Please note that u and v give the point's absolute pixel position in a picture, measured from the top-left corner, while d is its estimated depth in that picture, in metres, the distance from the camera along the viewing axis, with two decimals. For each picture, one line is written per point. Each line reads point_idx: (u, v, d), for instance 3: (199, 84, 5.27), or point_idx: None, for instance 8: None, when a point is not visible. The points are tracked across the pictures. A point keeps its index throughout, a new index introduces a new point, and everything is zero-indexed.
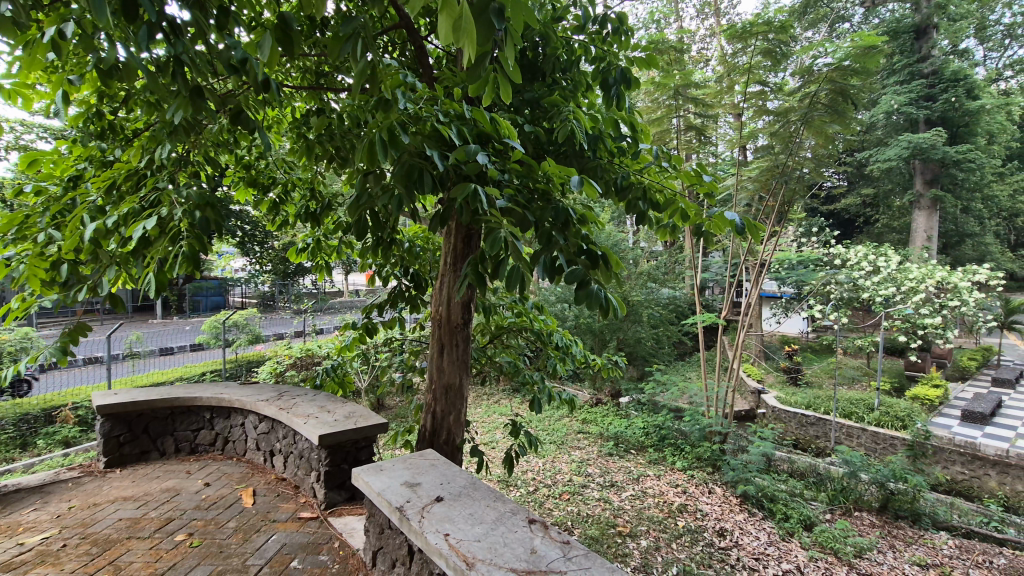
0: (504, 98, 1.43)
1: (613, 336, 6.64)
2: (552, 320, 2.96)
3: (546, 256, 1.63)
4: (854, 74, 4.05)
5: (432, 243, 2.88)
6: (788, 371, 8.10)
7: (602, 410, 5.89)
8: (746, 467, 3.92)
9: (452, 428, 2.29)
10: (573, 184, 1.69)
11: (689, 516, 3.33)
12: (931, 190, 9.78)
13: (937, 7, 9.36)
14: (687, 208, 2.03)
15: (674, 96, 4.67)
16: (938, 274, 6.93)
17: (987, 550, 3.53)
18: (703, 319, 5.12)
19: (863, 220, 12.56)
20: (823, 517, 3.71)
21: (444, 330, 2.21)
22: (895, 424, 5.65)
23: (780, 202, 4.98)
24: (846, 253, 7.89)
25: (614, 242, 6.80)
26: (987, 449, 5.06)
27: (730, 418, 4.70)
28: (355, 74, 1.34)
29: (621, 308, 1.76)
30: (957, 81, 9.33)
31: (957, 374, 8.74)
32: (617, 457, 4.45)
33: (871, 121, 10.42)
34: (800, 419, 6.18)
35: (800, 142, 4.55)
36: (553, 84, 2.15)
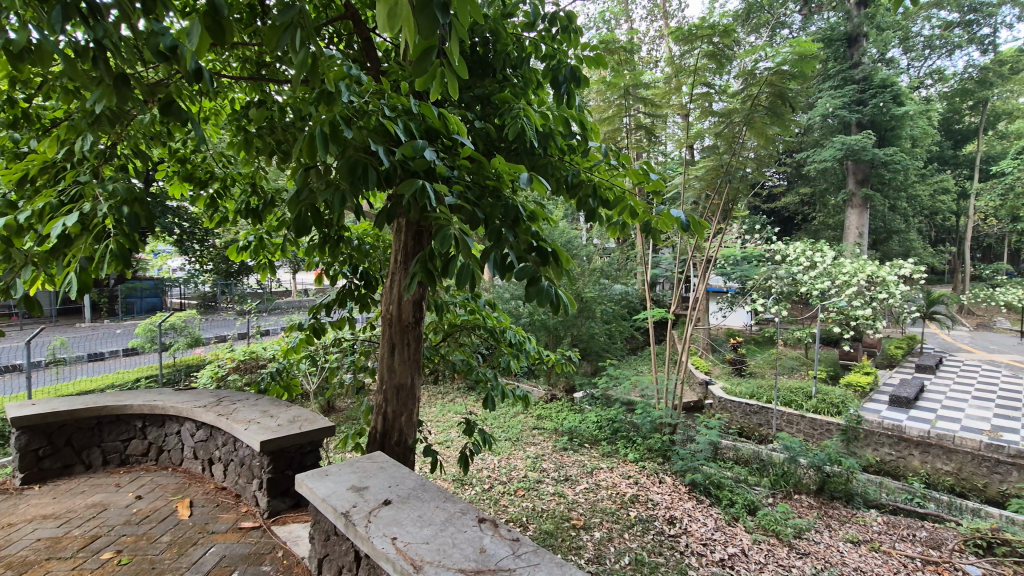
0: (451, 94, 1.41)
1: (566, 332, 6.72)
2: (505, 317, 2.96)
3: (496, 253, 1.61)
4: (792, 79, 4.23)
5: (383, 240, 2.82)
6: (734, 363, 8.45)
7: (557, 405, 5.95)
8: (694, 456, 4.06)
9: (404, 428, 2.25)
10: (522, 180, 1.68)
11: (640, 506, 3.41)
12: (862, 189, 10.42)
13: (866, 17, 9.96)
14: (636, 206, 2.08)
15: (623, 95, 4.76)
16: (869, 268, 7.38)
17: (910, 525, 3.80)
18: (654, 314, 5.26)
19: (801, 218, 13.24)
20: (766, 501, 3.89)
21: (395, 329, 2.17)
22: (830, 410, 5.99)
23: (724, 200, 5.17)
24: (785, 249, 8.28)
25: (567, 239, 6.88)
26: (911, 431, 5.45)
27: (679, 410, 4.85)
28: (293, 65, 1.28)
29: (571, 305, 1.77)
30: (885, 88, 9.97)
31: (885, 362, 9.36)
32: (570, 452, 4.51)
33: (808, 123, 10.97)
34: (745, 408, 6.45)
35: (743, 142, 4.73)
36: (504, 81, 2.14)
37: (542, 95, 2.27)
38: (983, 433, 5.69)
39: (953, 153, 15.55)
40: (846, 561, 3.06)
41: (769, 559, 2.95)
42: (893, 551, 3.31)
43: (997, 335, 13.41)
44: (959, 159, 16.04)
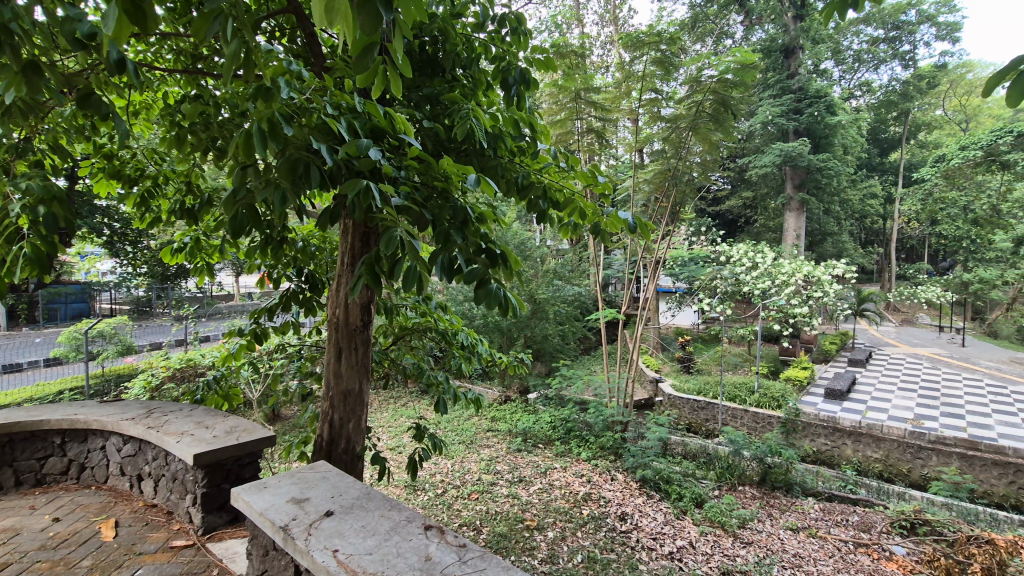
0: (396, 92, 1.38)
1: (520, 333, 6.74)
2: (456, 319, 2.93)
3: (444, 255, 1.59)
4: (734, 87, 4.40)
5: (330, 242, 2.73)
6: (682, 361, 8.72)
7: (511, 407, 5.96)
8: (644, 453, 4.16)
9: (351, 435, 2.19)
10: (470, 182, 1.66)
11: (593, 505, 3.46)
12: (799, 194, 11.03)
13: (802, 30, 10.52)
14: (585, 207, 2.12)
15: (574, 99, 4.83)
16: (806, 268, 7.77)
17: (844, 511, 4.03)
18: (605, 314, 5.35)
19: (744, 221, 13.82)
20: (712, 493, 4.02)
21: (341, 334, 2.10)
22: (771, 404, 6.29)
23: (672, 203, 5.33)
24: (730, 250, 8.61)
25: (521, 241, 6.91)
26: (845, 422, 5.78)
27: (629, 408, 4.96)
28: (225, 58, 1.22)
29: (521, 306, 1.77)
30: (819, 98, 10.56)
31: (821, 357, 9.89)
32: (524, 453, 4.52)
33: (750, 130, 11.48)
34: (692, 404, 6.67)
35: (688, 147, 4.90)
36: (454, 81, 2.11)
37: (492, 95, 2.25)
38: (908, 422, 6.11)
39: (880, 160, 16.66)
40: (786, 548, 3.21)
41: (715, 549, 3.05)
42: (828, 536, 3.50)
43: (919, 330, 14.46)
44: (886, 166, 17.19)
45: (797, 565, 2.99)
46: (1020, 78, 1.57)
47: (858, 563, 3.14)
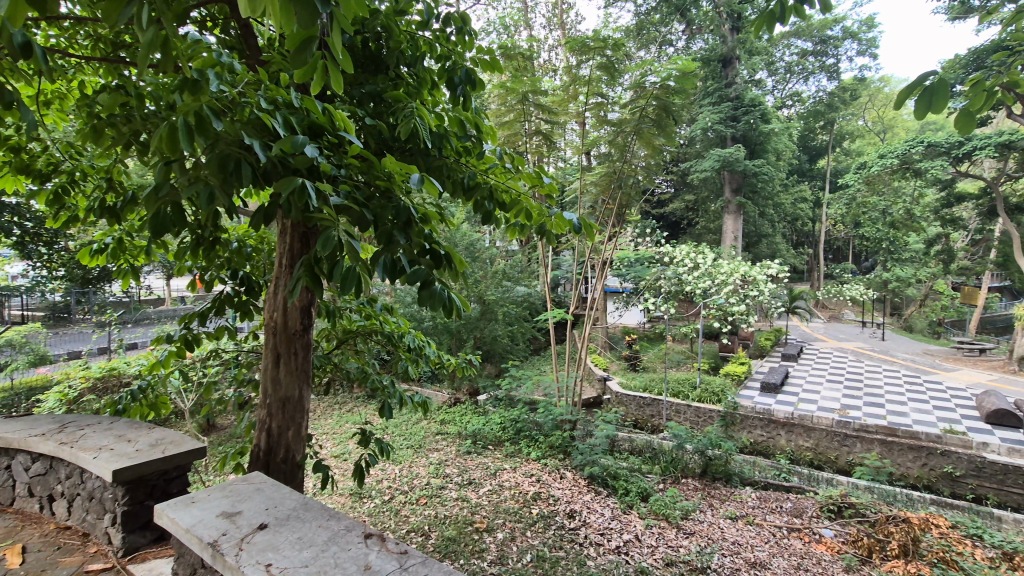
0: (335, 89, 1.33)
1: (470, 335, 6.72)
2: (403, 322, 2.87)
3: (386, 256, 1.55)
4: (675, 94, 4.54)
5: (267, 243, 2.62)
6: (629, 359, 8.95)
7: (460, 409, 5.92)
8: (592, 450, 4.23)
9: (291, 444, 2.10)
10: (413, 181, 1.63)
11: (541, 504, 3.48)
12: (736, 198, 11.62)
13: (738, 42, 11.03)
14: (530, 208, 2.14)
15: (521, 101, 4.86)
16: (743, 268, 8.16)
17: (778, 498, 4.25)
18: (554, 314, 5.40)
19: (686, 223, 14.34)
20: (657, 487, 4.13)
21: (279, 338, 2.01)
22: (711, 399, 6.57)
23: (618, 204, 5.46)
24: (673, 251, 8.91)
25: (470, 242, 6.86)
26: (779, 414, 6.09)
27: (578, 406, 5.05)
28: (142, 46, 1.13)
29: (465, 308, 1.76)
30: (754, 107, 11.11)
31: (757, 352, 10.41)
32: (474, 455, 4.50)
33: (691, 136, 11.92)
34: (638, 401, 6.85)
35: (632, 151, 5.02)
36: (397, 79, 2.06)
37: (438, 95, 2.23)
38: (835, 412, 6.53)
39: (810, 166, 17.74)
40: (725, 536, 3.35)
41: (659, 541, 3.14)
42: (765, 523, 3.67)
43: (845, 326, 15.49)
44: (814, 172, 18.29)
45: (736, 552, 3.13)
46: (926, 93, 1.71)
47: (791, 547, 3.31)
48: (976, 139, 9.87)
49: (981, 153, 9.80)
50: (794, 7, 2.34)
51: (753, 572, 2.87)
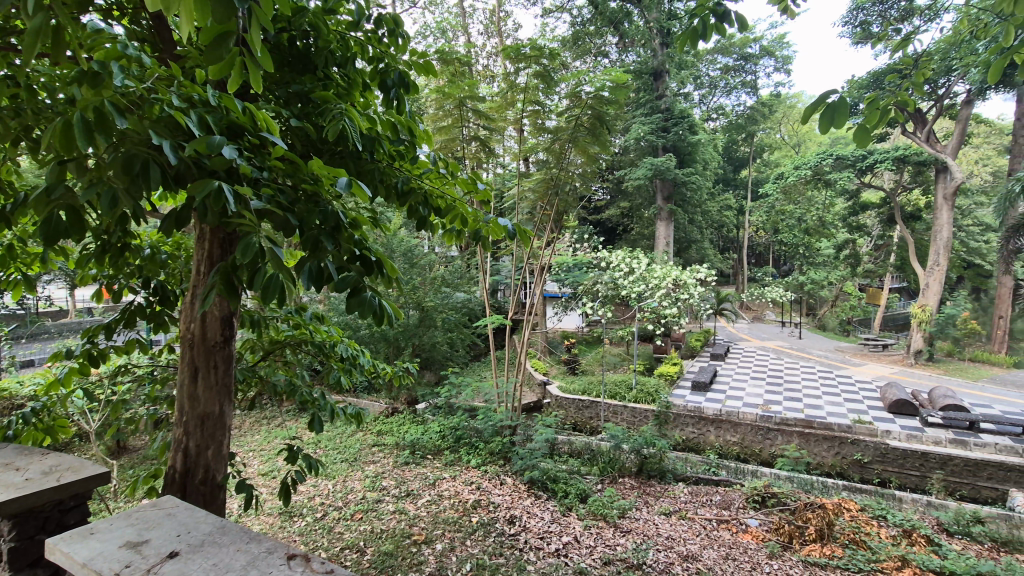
0: (255, 88, 1.26)
1: (408, 343, 6.59)
2: (336, 331, 2.76)
3: (312, 263, 1.47)
4: (609, 104, 4.67)
5: (185, 249, 2.45)
6: (567, 363, 9.12)
7: (398, 419, 5.79)
8: (532, 454, 4.25)
9: (210, 464, 1.93)
10: (342, 185, 1.57)
11: (481, 511, 3.46)
12: (667, 205, 12.17)
13: (668, 57, 11.48)
14: (465, 214, 2.13)
15: (459, 106, 4.85)
16: (674, 273, 8.52)
17: (708, 491, 4.45)
18: (493, 321, 5.39)
19: (622, 229, 14.83)
20: (595, 487, 4.21)
21: (197, 351, 1.85)
22: (646, 399, 6.82)
23: (555, 211, 5.55)
24: (609, 257, 9.16)
25: (407, 248, 6.75)
26: (709, 411, 6.38)
27: (518, 411, 5.08)
28: (26, 35, 1.01)
29: (397, 315, 1.71)
30: (682, 119, 11.69)
31: (688, 353, 10.90)
32: (412, 465, 4.41)
33: (625, 145, 12.36)
34: (578, 403, 6.97)
35: (569, 158, 5.12)
36: (326, 79, 1.97)
37: (371, 97, 2.16)
38: (759, 408, 6.94)
39: (734, 176, 18.87)
40: (659, 532, 3.46)
41: (597, 541, 3.19)
42: (696, 516, 3.83)
43: (767, 326, 16.53)
44: (738, 182, 19.45)
45: (669, 546, 3.23)
46: (829, 110, 1.84)
47: (720, 538, 3.46)
48: (877, 153, 10.84)
49: (881, 166, 10.78)
50: (714, 25, 2.49)
51: (686, 565, 2.98)
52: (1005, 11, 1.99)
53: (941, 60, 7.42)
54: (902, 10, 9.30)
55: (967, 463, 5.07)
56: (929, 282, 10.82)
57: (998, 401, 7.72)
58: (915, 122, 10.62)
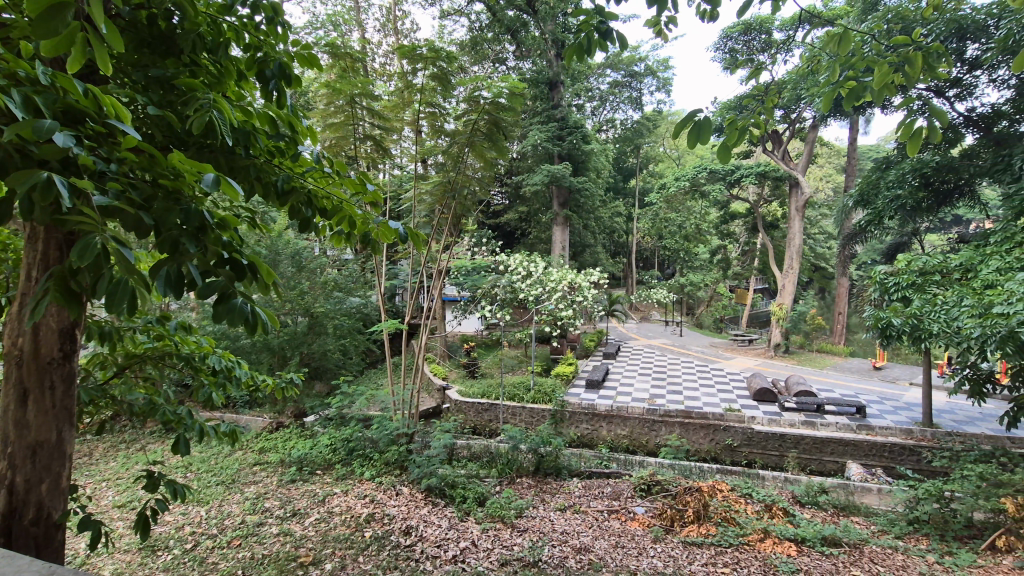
0: (98, 70, 1.08)
1: (295, 352, 6.19)
2: (206, 341, 2.49)
3: (170, 266, 1.28)
4: (505, 110, 4.71)
5: (12, 251, 2.08)
6: (467, 366, 9.13)
7: (284, 434, 5.41)
8: (430, 461, 4.18)
9: (44, 501, 1.57)
10: (207, 182, 1.41)
11: (376, 525, 3.33)
12: (563, 211, 12.66)
13: (562, 68, 11.94)
14: (353, 216, 2.03)
15: (350, 103, 4.65)
16: (570, 276, 8.84)
17: (600, 484, 4.66)
18: (387, 326, 5.20)
19: (520, 233, 15.17)
20: (493, 489, 4.23)
21: (25, 370, 1.50)
22: (543, 399, 7.01)
23: (453, 213, 5.50)
24: (508, 260, 9.29)
25: (295, 251, 6.33)
26: (601, 408, 6.71)
27: (415, 418, 4.97)
28: None
29: (274, 323, 1.56)
30: (576, 128, 12.24)
31: (583, 353, 11.39)
32: (300, 482, 4.14)
33: (523, 151, 12.62)
34: (477, 407, 6.98)
35: (466, 162, 5.08)
36: (192, 65, 1.74)
37: (248, 88, 1.97)
38: (646, 402, 7.44)
39: (624, 184, 20.10)
40: (555, 528, 3.55)
41: (495, 543, 3.20)
42: (589, 509, 4.00)
43: (653, 325, 17.80)
44: (627, 190, 20.73)
45: (563, 541, 3.33)
46: (696, 125, 2.00)
47: (611, 528, 3.64)
48: (743, 168, 12.10)
49: (746, 179, 12.05)
50: (598, 41, 2.62)
51: (579, 557, 3.08)
52: (831, 50, 2.31)
53: (792, 89, 8.47)
54: (762, 42, 10.47)
55: (815, 441, 5.81)
56: (785, 284, 12.27)
57: (839, 386, 8.97)
58: (773, 142, 12.02)
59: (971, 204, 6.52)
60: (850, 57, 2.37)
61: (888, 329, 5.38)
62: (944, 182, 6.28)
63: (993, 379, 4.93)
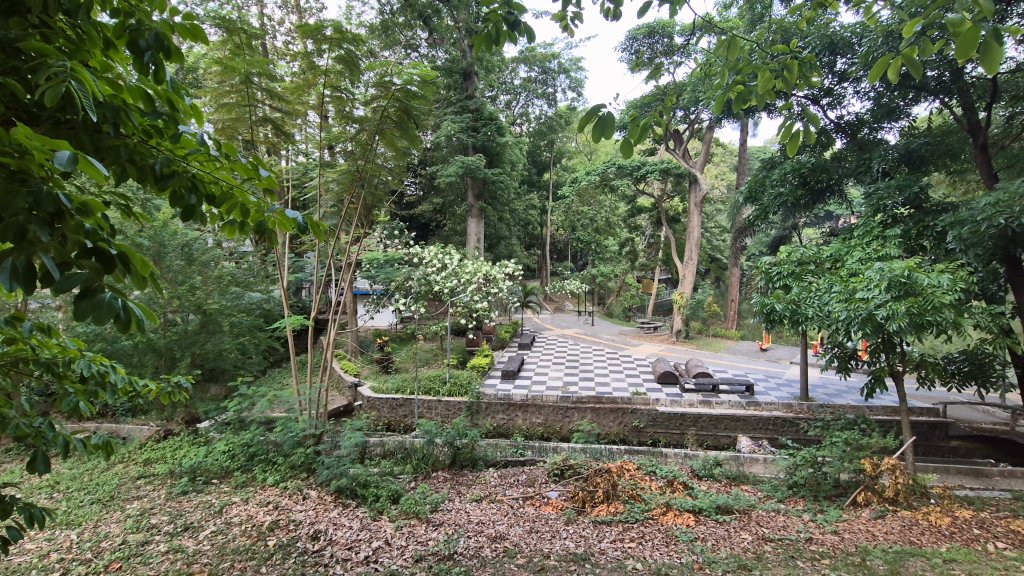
0: None
1: (186, 352, 5.67)
2: (73, 344, 2.18)
3: (16, 258, 1.07)
4: (416, 98, 4.56)
5: None
6: (380, 362, 8.89)
7: (174, 444, 4.96)
8: (339, 462, 4.01)
9: None
10: (64, 160, 1.20)
11: (280, 532, 3.15)
12: (477, 204, 12.64)
13: (475, 60, 11.87)
14: (246, 204, 1.85)
15: (246, 82, 4.29)
16: (485, 268, 8.87)
17: (516, 472, 4.74)
18: (291, 322, 4.89)
19: (435, 225, 14.96)
20: (408, 486, 4.15)
21: None
22: (459, 392, 6.98)
23: (362, 203, 5.28)
24: (422, 252, 9.12)
25: (184, 242, 5.78)
26: (516, 397, 6.84)
27: (323, 418, 4.75)
28: None
29: (152, 321, 1.37)
30: (490, 120, 12.25)
31: (498, 344, 11.50)
32: (193, 494, 3.81)
33: (437, 142, 12.43)
34: (391, 403, 6.84)
35: (375, 150, 4.88)
36: (45, 28, 1.48)
37: (121, 60, 1.71)
38: (559, 390, 7.69)
39: (537, 178, 20.47)
40: (471, 519, 3.55)
41: (409, 540, 3.15)
42: (504, 498, 4.05)
43: (566, 315, 18.35)
44: (541, 184, 21.14)
45: (478, 531, 3.34)
46: (600, 120, 2.05)
47: (525, 514, 3.71)
48: (648, 165, 12.76)
49: (651, 175, 12.72)
50: (507, 32, 2.61)
51: (494, 546, 3.12)
52: (721, 56, 2.47)
53: (690, 91, 9.04)
54: (665, 45, 11.06)
55: (711, 419, 6.33)
56: (686, 274, 13.13)
57: (732, 367, 9.83)
58: (675, 141, 12.78)
59: (839, 202, 7.33)
60: (737, 63, 2.54)
61: (772, 314, 5.93)
62: (818, 182, 7.00)
63: (855, 356, 5.57)
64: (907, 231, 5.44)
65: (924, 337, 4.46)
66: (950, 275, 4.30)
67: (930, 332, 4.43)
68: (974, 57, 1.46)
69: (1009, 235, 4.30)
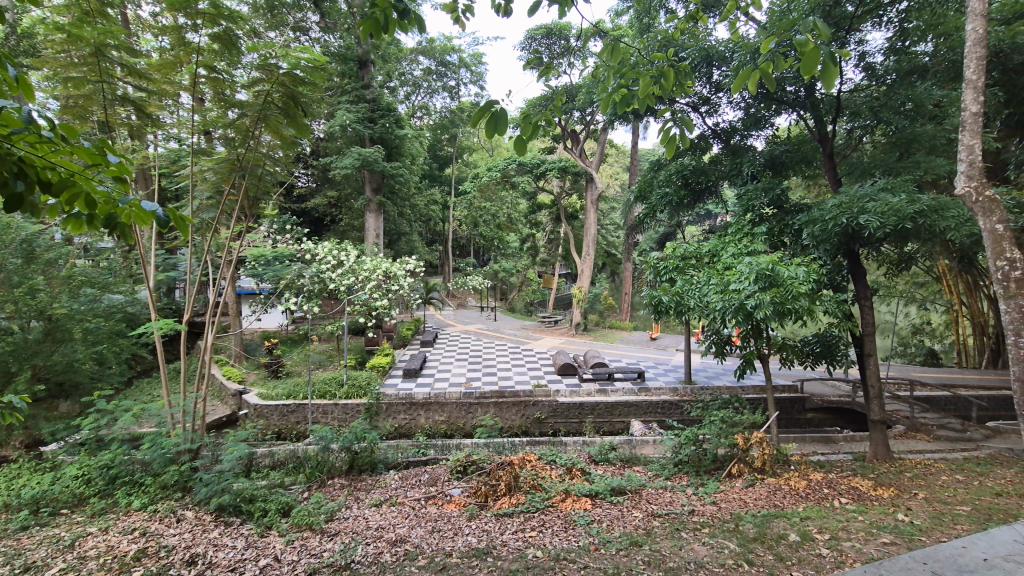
0: None
1: (25, 365, 4.88)
2: None
3: None
4: (303, 84, 4.24)
5: None
6: (269, 366, 8.29)
7: (9, 473, 4.26)
8: (220, 477, 3.68)
9: None
10: None
11: (149, 561, 2.83)
12: (376, 198, 12.22)
13: (371, 48, 11.46)
14: (92, 194, 1.60)
15: (98, 55, 3.74)
16: (384, 265, 8.60)
17: (418, 472, 4.66)
18: (160, 327, 4.39)
19: (330, 219, 14.26)
20: (300, 497, 3.93)
21: None
22: (357, 393, 6.70)
23: (243, 196, 4.85)
24: (315, 248, 8.62)
25: (20, 237, 4.96)
26: (418, 396, 6.74)
27: (202, 430, 4.33)
28: None
29: None
30: (387, 112, 11.88)
31: (399, 342, 11.23)
32: (36, 528, 3.30)
33: (331, 132, 11.81)
34: (281, 410, 6.44)
35: (258, 138, 4.50)
36: None
37: None
38: (462, 386, 7.69)
39: (438, 172, 20.26)
40: (369, 525, 3.43)
41: (301, 554, 2.96)
42: (405, 499, 3.96)
43: (469, 311, 18.40)
44: (443, 179, 20.96)
45: (377, 537, 3.23)
46: (493, 117, 2.05)
47: (426, 514, 3.66)
48: (547, 163, 13.14)
49: (550, 173, 13.11)
50: (398, 22, 2.53)
51: (395, 550, 3.03)
52: (608, 61, 2.57)
53: (584, 93, 9.36)
54: (561, 46, 11.38)
55: (606, 406, 6.72)
56: (584, 269, 13.71)
57: (625, 356, 10.45)
58: (572, 140, 13.28)
59: (715, 202, 8.02)
60: (623, 67, 2.63)
61: (658, 306, 6.36)
62: (697, 183, 7.59)
63: (729, 342, 6.14)
64: (770, 229, 6.10)
65: (784, 323, 5.04)
66: (805, 268, 4.87)
67: (789, 318, 5.02)
68: (815, 74, 1.64)
69: (849, 233, 4.96)
